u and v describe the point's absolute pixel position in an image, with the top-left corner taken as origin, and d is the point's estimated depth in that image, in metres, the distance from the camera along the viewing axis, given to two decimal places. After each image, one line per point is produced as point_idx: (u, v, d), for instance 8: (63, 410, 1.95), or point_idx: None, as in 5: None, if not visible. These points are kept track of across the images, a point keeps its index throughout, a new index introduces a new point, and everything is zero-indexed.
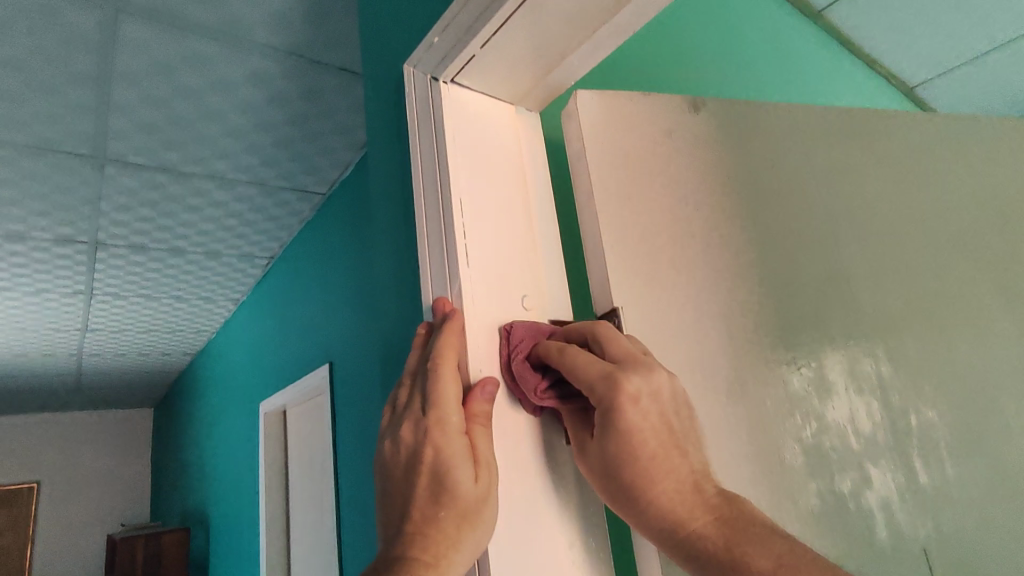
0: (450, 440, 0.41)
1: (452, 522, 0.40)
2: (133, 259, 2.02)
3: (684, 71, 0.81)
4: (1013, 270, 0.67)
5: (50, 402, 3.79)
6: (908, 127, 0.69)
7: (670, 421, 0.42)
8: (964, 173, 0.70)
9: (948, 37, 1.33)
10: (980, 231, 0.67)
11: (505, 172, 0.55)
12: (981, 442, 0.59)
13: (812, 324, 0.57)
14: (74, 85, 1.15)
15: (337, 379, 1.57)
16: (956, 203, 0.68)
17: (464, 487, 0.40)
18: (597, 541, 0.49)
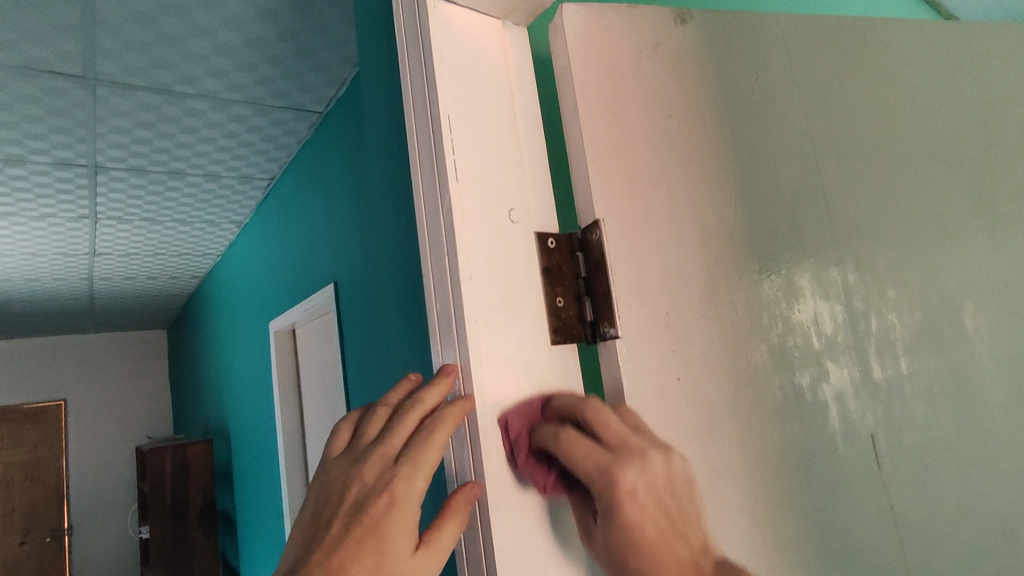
0: (428, 442, 0.48)
1: (385, 502, 0.46)
2: (134, 182, 2.06)
3: None
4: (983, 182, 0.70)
5: (73, 324, 3.96)
6: (891, 40, 0.70)
7: (669, 510, 0.47)
8: (943, 87, 0.71)
9: None
10: (955, 144, 0.70)
11: (493, 89, 0.57)
12: (937, 343, 0.64)
13: (786, 233, 0.60)
14: (59, 2, 1.14)
15: (341, 298, 1.64)
16: (936, 116, 0.70)
17: (412, 483, 0.46)
18: None
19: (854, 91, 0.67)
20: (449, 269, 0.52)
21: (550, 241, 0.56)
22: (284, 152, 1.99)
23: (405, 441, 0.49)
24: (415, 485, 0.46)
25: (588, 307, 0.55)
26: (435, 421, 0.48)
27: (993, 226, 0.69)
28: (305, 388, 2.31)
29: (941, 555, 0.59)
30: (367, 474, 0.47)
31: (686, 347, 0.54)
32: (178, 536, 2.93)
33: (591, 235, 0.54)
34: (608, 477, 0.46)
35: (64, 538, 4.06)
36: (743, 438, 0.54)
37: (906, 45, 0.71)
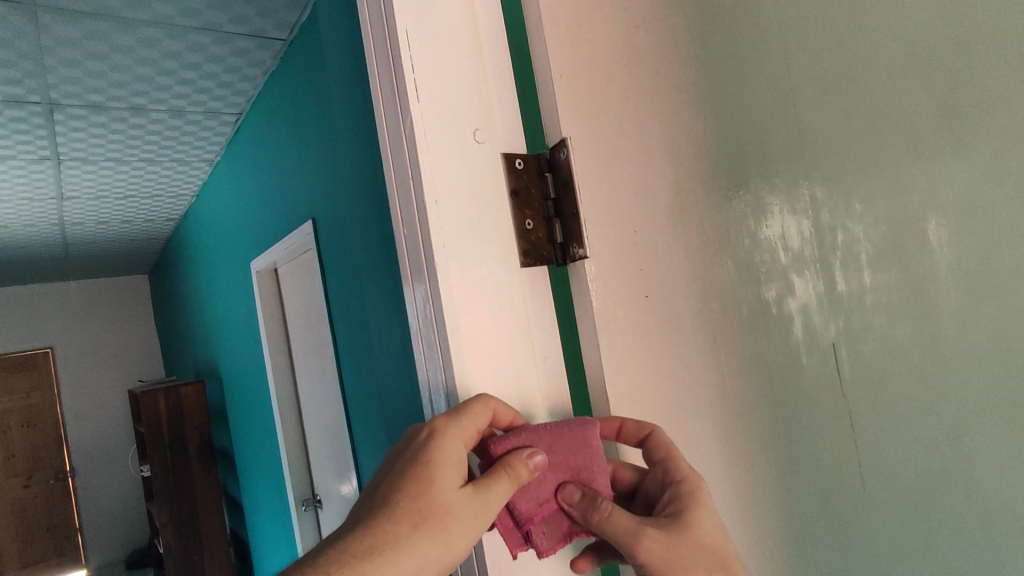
0: (474, 399, 0.48)
1: (425, 437, 0.46)
2: (94, 120, 1.97)
3: None
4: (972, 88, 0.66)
5: (50, 271, 3.91)
6: None
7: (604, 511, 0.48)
8: None
9: None
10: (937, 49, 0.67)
11: (453, 1, 0.54)
12: (903, 255, 0.64)
13: (757, 148, 0.60)
14: None
15: (319, 235, 1.63)
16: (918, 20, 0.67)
17: (452, 426, 0.46)
18: (551, 349, 0.56)
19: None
20: (414, 192, 0.52)
21: (518, 162, 0.55)
22: (249, 84, 1.91)
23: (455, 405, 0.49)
24: (458, 425, 0.46)
25: (558, 228, 0.55)
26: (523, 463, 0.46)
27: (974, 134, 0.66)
28: (291, 326, 2.33)
29: (895, 454, 0.63)
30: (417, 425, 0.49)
31: (653, 266, 0.55)
32: (179, 473, 3.02)
33: (558, 154, 0.53)
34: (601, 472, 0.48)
35: (67, 479, 4.17)
36: (709, 350, 0.56)
37: None
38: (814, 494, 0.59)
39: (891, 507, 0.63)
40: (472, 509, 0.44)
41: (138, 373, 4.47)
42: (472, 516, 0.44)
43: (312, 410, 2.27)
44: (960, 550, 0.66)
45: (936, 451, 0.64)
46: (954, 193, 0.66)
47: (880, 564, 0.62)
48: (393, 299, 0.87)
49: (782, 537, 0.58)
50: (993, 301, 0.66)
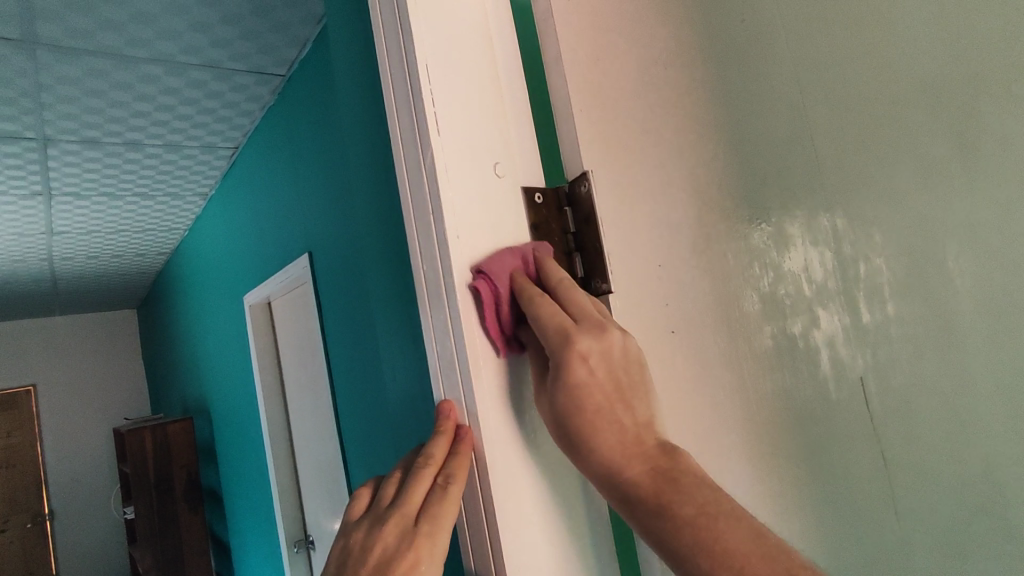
0: (444, 499, 0.48)
1: (409, 567, 0.46)
2: (88, 155, 1.95)
3: None
4: (982, 120, 0.66)
5: (35, 307, 3.83)
6: None
7: (618, 377, 0.45)
8: None
9: None
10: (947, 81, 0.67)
11: (470, 36, 0.53)
12: (924, 286, 0.63)
13: (776, 182, 0.59)
14: None
15: (316, 268, 1.61)
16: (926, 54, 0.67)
17: (434, 544, 0.47)
18: None
19: (846, 32, 0.64)
20: (434, 228, 0.50)
21: (537, 196, 0.54)
22: (247, 118, 1.91)
23: (419, 500, 0.48)
24: (439, 542, 0.47)
25: (579, 263, 0.53)
26: (447, 473, 0.48)
27: (986, 165, 0.66)
28: (286, 361, 2.28)
29: (929, 491, 0.61)
30: (388, 536, 0.47)
31: (676, 301, 0.54)
32: (165, 514, 2.91)
33: (579, 188, 0.52)
34: (565, 341, 0.44)
35: (46, 523, 4.02)
36: (737, 385, 0.55)
37: None
38: (848, 533, 0.57)
39: (927, 546, 0.60)
40: (432, 541, 0.47)
41: (124, 411, 4.36)
42: (435, 546, 0.47)
43: (305, 446, 2.21)
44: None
45: (969, 486, 0.62)
46: (972, 223, 0.65)
47: None
48: (400, 333, 0.85)
49: None
50: (1013, 330, 0.66)
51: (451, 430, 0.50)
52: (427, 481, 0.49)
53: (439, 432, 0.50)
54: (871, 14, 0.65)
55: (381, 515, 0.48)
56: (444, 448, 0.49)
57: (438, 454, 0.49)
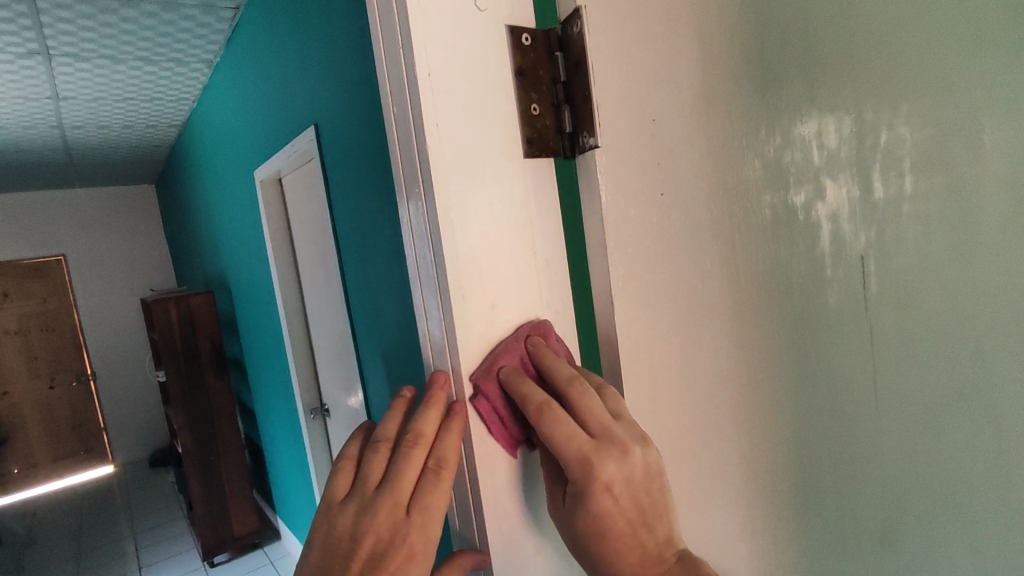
0: (440, 484, 0.46)
1: (402, 558, 0.44)
2: (82, 11, 1.85)
3: None
4: None
5: (56, 177, 3.86)
6: None
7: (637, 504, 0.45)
8: None
9: None
10: None
11: None
12: (949, 162, 0.58)
13: (798, 34, 0.52)
14: None
15: (321, 142, 1.56)
16: None
17: (428, 535, 0.45)
18: (554, 252, 0.52)
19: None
20: (405, 64, 0.45)
21: (525, 38, 0.48)
22: None
23: (410, 487, 0.46)
24: (432, 533, 0.45)
25: (567, 115, 0.49)
26: (440, 454, 0.46)
27: None
28: (298, 239, 2.30)
29: (913, 375, 0.59)
30: (379, 527, 0.44)
31: (672, 159, 0.49)
32: (193, 379, 3.10)
33: (570, 28, 0.47)
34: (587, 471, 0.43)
35: (89, 382, 4.34)
36: (724, 257, 0.52)
37: None
38: (821, 412, 0.56)
39: (901, 428, 0.60)
40: (426, 530, 0.45)
41: (150, 283, 4.52)
42: (430, 538, 0.45)
43: (319, 322, 2.28)
44: (973, 478, 0.64)
45: (956, 374, 0.61)
46: (1014, 93, 0.59)
47: (886, 486, 0.60)
48: None
49: (787, 456, 0.55)
50: None
51: (443, 400, 0.48)
52: (419, 463, 0.46)
53: (430, 404, 0.47)
54: None
55: (369, 501, 0.45)
56: (433, 423, 0.47)
57: (430, 431, 0.47)
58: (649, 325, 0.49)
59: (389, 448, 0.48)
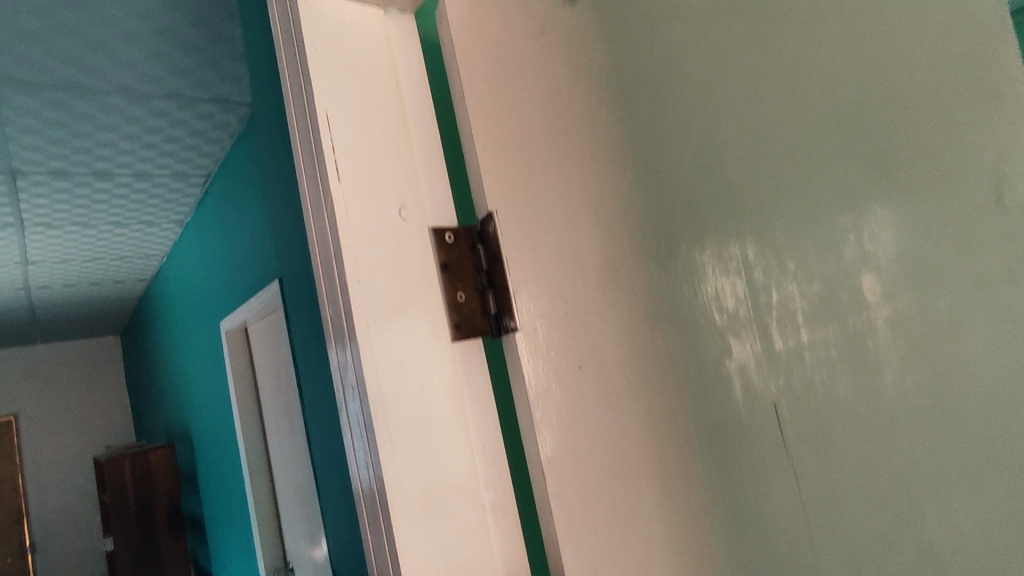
0: None
1: None
2: (56, 185, 2.04)
3: None
4: (935, 146, 0.67)
5: (16, 337, 3.80)
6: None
7: None
8: (902, 34, 0.68)
9: None
10: (907, 97, 0.67)
11: (376, 84, 0.55)
12: (836, 312, 0.65)
13: (691, 213, 0.62)
14: None
15: (287, 292, 1.63)
16: (882, 76, 0.67)
17: None
18: (491, 439, 0.54)
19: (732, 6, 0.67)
20: (338, 275, 0.52)
21: (448, 235, 0.56)
22: (224, 133, 1.97)
23: None
24: None
25: (491, 299, 0.55)
26: None
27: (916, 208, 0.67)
28: (262, 385, 2.27)
29: (846, 522, 0.62)
30: None
31: (588, 323, 0.55)
32: (146, 544, 2.86)
33: (488, 227, 0.55)
34: None
35: (27, 556, 3.95)
36: (647, 418, 0.56)
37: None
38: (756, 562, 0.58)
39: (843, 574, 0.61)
40: None
41: (108, 439, 4.30)
42: None
43: (281, 468, 2.20)
44: None
45: (882, 513, 0.63)
46: (887, 245, 0.66)
47: None
48: None
49: None
50: (933, 349, 0.65)
51: None
52: None
53: None
54: (795, 53, 0.67)
55: None
56: None
57: None
58: (587, 513, 0.51)
59: None
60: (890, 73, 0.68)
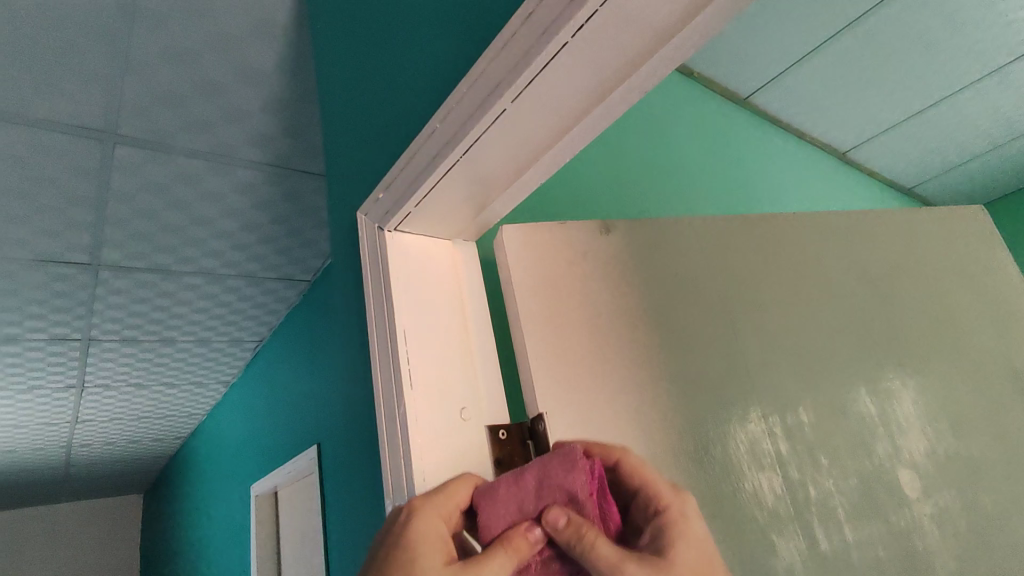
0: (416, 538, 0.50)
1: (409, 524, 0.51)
2: (123, 351, 2.22)
3: (613, 203, 1.04)
4: (904, 353, 0.84)
5: (42, 498, 3.77)
6: (807, 232, 0.88)
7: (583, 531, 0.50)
8: (861, 266, 0.89)
9: (853, 112, 1.76)
10: (876, 313, 0.85)
11: (445, 300, 0.67)
12: (864, 504, 0.72)
13: (726, 412, 0.69)
14: (76, 180, 1.32)
15: (326, 458, 1.66)
16: (857, 296, 0.86)
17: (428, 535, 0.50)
18: None
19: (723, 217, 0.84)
20: (405, 472, 0.57)
21: (501, 433, 0.62)
22: (282, 304, 2.17)
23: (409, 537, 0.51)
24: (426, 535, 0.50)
25: None
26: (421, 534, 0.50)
27: (904, 405, 0.80)
28: (286, 555, 2.20)
29: None
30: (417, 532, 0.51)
31: (619, 524, 0.58)
32: None
33: (539, 426, 0.60)
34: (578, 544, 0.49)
35: None
36: None
37: (817, 236, 0.88)
38: None
39: None
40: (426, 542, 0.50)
41: None
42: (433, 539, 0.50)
43: None
44: None
45: None
46: (891, 440, 0.77)
47: None
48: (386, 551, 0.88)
49: None
50: (944, 534, 0.75)
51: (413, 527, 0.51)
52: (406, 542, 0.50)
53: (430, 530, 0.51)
54: (792, 274, 0.84)
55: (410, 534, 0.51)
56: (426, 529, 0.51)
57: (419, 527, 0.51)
58: None
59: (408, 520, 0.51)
60: (862, 291, 0.86)
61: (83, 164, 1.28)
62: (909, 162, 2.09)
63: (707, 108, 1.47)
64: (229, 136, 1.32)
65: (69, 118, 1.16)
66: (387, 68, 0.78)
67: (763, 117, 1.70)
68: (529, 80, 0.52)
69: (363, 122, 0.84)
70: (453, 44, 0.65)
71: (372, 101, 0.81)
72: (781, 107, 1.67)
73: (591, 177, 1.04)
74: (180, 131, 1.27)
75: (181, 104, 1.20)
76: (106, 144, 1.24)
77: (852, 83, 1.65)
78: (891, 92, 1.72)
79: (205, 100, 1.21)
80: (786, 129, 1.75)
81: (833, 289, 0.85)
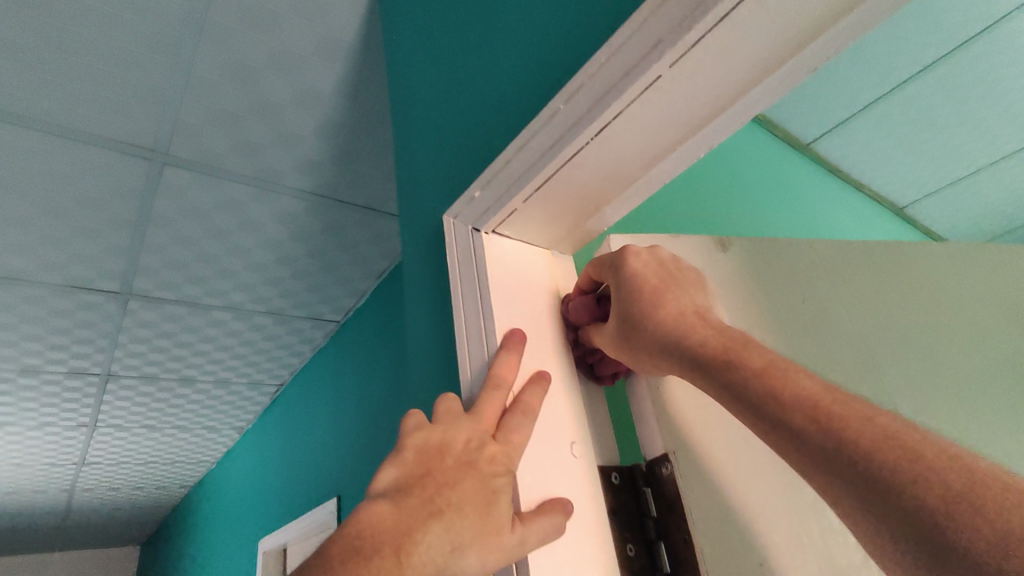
0: (462, 503, 0.42)
1: (458, 479, 0.43)
2: (140, 389, 2.12)
3: (702, 223, 0.96)
4: None
5: (34, 547, 3.58)
6: (923, 260, 0.86)
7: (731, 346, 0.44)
8: (977, 296, 0.87)
9: (915, 165, 1.70)
10: (998, 346, 0.84)
11: (547, 315, 0.59)
12: None
13: None
14: (118, 201, 1.27)
15: None
16: (977, 329, 0.84)
17: (475, 505, 0.42)
18: None
19: (858, 255, 0.81)
20: None
21: (614, 475, 0.54)
22: (308, 345, 2.09)
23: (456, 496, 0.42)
24: (475, 501, 0.42)
25: (663, 551, 0.51)
26: (466, 501, 0.42)
27: None
28: None
29: None
30: (467, 496, 0.42)
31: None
32: None
33: (660, 468, 0.53)
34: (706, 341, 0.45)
35: None
36: None
37: (934, 265, 0.86)
38: None
39: None
40: (475, 517, 0.42)
41: None
42: (480, 512, 0.42)
43: None
44: None
45: None
46: None
47: None
48: None
49: None
50: None
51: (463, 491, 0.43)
52: (446, 501, 0.42)
53: (479, 496, 0.43)
54: (915, 306, 0.81)
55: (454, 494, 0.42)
56: (472, 489, 0.43)
57: (464, 484, 0.43)
58: None
59: (452, 475, 0.43)
60: (981, 323, 0.85)
61: (126, 185, 1.24)
62: (967, 221, 2.00)
63: (771, 150, 1.41)
64: (279, 162, 1.28)
65: (121, 136, 1.12)
66: (469, 65, 0.72)
67: (826, 166, 1.64)
68: (686, 51, 0.43)
69: (435, 126, 0.77)
70: (560, 29, 0.59)
71: (449, 103, 0.75)
72: (843, 156, 1.61)
73: (682, 194, 0.96)
74: (230, 155, 1.23)
75: (233, 125, 1.16)
76: (154, 164, 1.20)
77: (920, 134, 1.58)
78: (956, 145, 1.65)
79: (259, 122, 1.17)
80: (845, 178, 1.69)
81: (956, 322, 0.83)
